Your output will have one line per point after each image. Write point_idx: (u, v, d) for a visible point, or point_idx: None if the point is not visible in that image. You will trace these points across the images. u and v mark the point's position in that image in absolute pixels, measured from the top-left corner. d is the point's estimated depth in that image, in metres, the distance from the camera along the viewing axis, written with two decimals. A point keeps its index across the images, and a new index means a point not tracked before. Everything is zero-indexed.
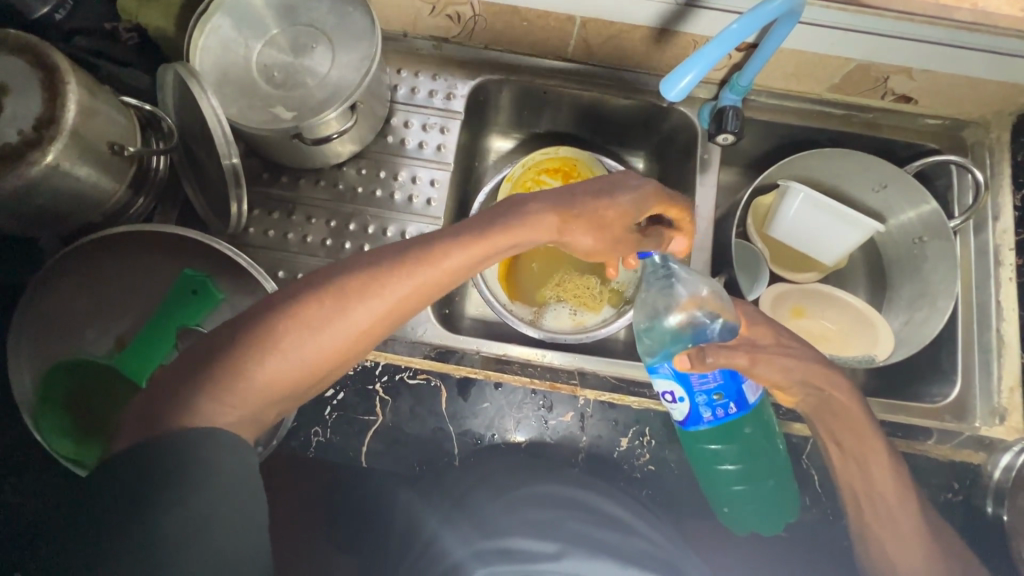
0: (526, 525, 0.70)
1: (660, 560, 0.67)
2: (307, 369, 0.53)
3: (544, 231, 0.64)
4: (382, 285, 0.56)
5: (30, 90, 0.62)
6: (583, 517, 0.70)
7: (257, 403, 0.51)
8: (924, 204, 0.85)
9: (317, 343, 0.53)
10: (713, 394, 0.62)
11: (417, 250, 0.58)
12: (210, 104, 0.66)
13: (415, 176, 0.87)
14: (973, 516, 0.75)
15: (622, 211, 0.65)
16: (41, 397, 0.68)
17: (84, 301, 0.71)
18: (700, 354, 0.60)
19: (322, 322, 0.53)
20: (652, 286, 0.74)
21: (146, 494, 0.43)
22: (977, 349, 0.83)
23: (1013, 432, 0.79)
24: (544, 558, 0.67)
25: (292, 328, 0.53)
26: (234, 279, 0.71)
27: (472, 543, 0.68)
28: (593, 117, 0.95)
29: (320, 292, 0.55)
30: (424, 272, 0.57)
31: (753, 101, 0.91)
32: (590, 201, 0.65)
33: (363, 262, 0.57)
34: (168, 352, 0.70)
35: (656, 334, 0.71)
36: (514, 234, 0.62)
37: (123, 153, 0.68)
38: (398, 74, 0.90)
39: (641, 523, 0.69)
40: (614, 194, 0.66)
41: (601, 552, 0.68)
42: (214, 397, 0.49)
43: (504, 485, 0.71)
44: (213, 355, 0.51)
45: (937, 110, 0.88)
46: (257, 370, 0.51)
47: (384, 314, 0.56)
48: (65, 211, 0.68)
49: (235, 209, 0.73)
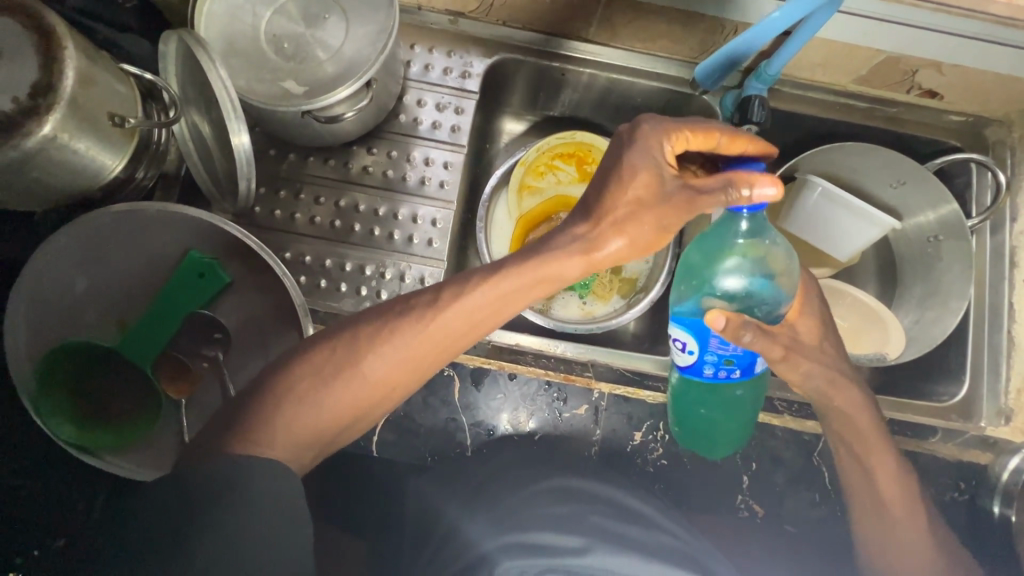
0: (548, 521, 0.65)
1: (689, 557, 0.64)
2: (329, 416, 0.56)
3: (569, 256, 0.58)
4: (391, 333, 0.58)
5: (23, 55, 0.58)
6: (605, 511, 0.67)
7: (292, 448, 0.55)
8: (945, 204, 0.84)
9: (334, 391, 0.56)
10: (725, 358, 0.58)
11: (421, 296, 0.60)
12: (218, 75, 0.63)
13: (428, 158, 0.84)
14: (977, 514, 0.77)
15: (641, 185, 0.56)
16: (41, 378, 0.64)
17: (82, 283, 0.66)
18: (738, 333, 0.55)
19: (338, 369, 0.57)
20: (724, 234, 0.62)
21: (211, 491, 0.47)
22: (986, 350, 0.84)
23: (1018, 433, 0.79)
24: (571, 553, 0.62)
25: (312, 376, 0.57)
26: (239, 261, 0.67)
27: (495, 536, 0.64)
28: (612, 103, 0.92)
29: (334, 342, 0.58)
30: (426, 321, 0.58)
31: (778, 90, 0.89)
32: (602, 208, 0.58)
33: (370, 312, 0.60)
34: (173, 337, 0.68)
35: (701, 282, 0.65)
36: (535, 261, 0.59)
37: (125, 126, 0.64)
38: (411, 50, 0.86)
39: (661, 517, 0.68)
40: (617, 174, 0.57)
41: (626, 548, 0.63)
42: (253, 441, 0.53)
43: (517, 480, 0.69)
44: (248, 402, 0.56)
45: (961, 106, 0.87)
46: (283, 419, 0.55)
47: (399, 361, 0.58)
48: (59, 185, 0.64)
49: (245, 187, 0.70)
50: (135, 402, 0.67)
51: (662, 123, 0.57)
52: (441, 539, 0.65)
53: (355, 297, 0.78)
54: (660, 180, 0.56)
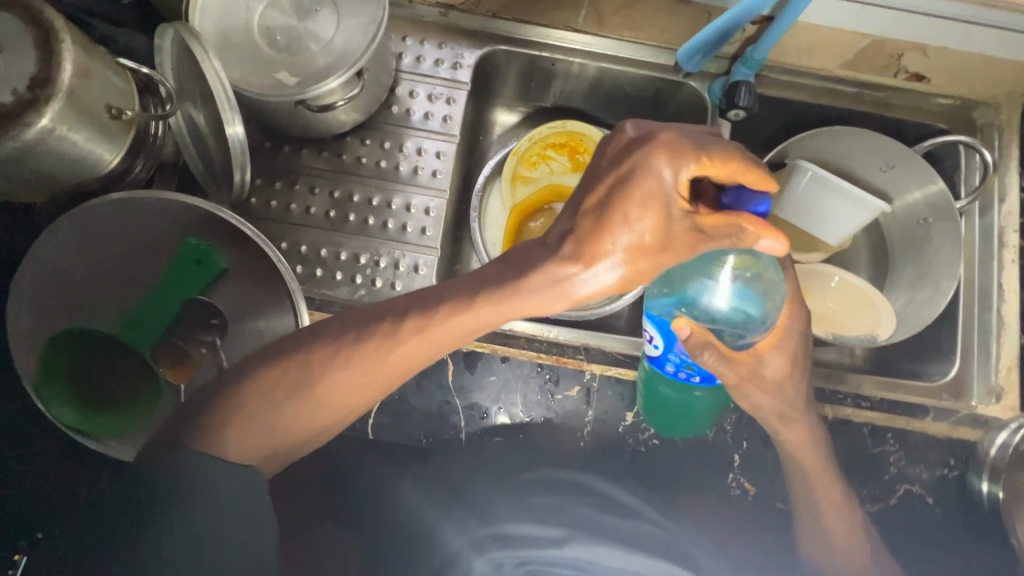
0: (526, 513, 0.68)
1: (670, 547, 0.67)
2: (289, 430, 0.59)
3: (546, 292, 0.54)
4: (348, 356, 0.58)
5: (22, 49, 0.59)
6: (587, 502, 0.69)
7: (252, 457, 0.59)
8: (931, 184, 0.85)
9: (289, 409, 0.58)
10: (686, 362, 0.60)
11: (381, 310, 0.59)
12: (211, 66, 0.64)
13: (421, 148, 0.85)
14: (967, 490, 0.77)
15: (645, 226, 0.52)
16: (45, 366, 0.67)
17: (84, 271, 0.68)
18: (698, 347, 0.56)
19: (290, 391, 0.58)
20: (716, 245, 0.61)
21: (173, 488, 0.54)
22: (976, 330, 0.84)
23: (1008, 411, 0.80)
24: (548, 544, 0.65)
25: (268, 392, 0.58)
26: (236, 248, 0.68)
27: (469, 532, 0.67)
28: (603, 93, 0.93)
29: (287, 359, 0.59)
30: (382, 347, 0.57)
31: (766, 77, 0.89)
32: (602, 242, 0.52)
33: (327, 326, 0.60)
34: (172, 324, 0.69)
35: (679, 285, 0.63)
36: (510, 295, 0.55)
37: (122, 118, 0.65)
38: (403, 42, 0.87)
39: (645, 507, 0.70)
40: (625, 205, 0.52)
41: (606, 539, 0.66)
42: (213, 444, 0.57)
43: (504, 472, 0.72)
44: (213, 405, 0.59)
45: (949, 88, 0.88)
46: (232, 430, 0.58)
47: (358, 384, 0.58)
48: (58, 176, 0.65)
49: (239, 178, 0.71)
50: (135, 386, 0.69)
51: (679, 150, 0.52)
52: (424, 538, 0.68)
53: (351, 285, 0.80)
54: (667, 218, 0.52)
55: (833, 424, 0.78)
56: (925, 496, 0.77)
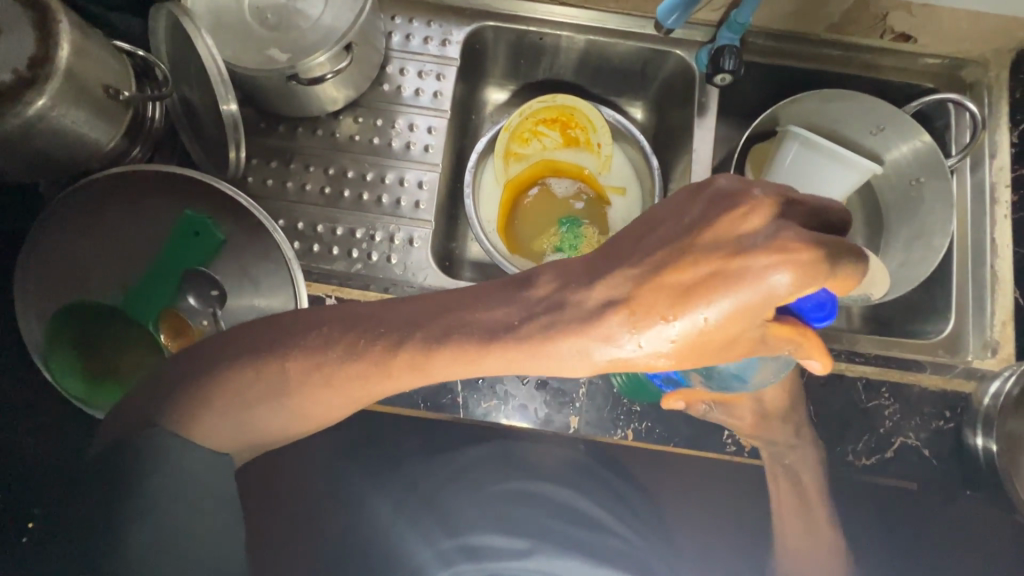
0: (494, 522, 0.73)
1: (630, 555, 0.72)
2: (262, 433, 0.58)
3: (567, 361, 0.49)
4: (328, 381, 0.53)
5: (20, 30, 0.61)
6: (555, 514, 0.74)
7: (233, 443, 0.57)
8: (917, 141, 0.86)
9: (265, 414, 0.56)
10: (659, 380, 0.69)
11: (363, 321, 0.53)
12: (204, 43, 0.66)
13: (412, 123, 0.87)
14: (962, 443, 0.78)
15: (713, 319, 0.44)
16: (51, 334, 0.70)
17: (88, 246, 0.71)
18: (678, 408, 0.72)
19: (264, 398, 0.55)
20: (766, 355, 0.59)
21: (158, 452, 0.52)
22: (972, 286, 0.84)
23: (1002, 363, 0.81)
24: (513, 555, 0.70)
25: (235, 394, 0.55)
26: (233, 221, 0.70)
27: (436, 544, 0.71)
28: (591, 66, 0.94)
29: (258, 361, 0.54)
30: (366, 381, 0.53)
31: (752, 43, 0.90)
32: (654, 323, 0.45)
33: (300, 327, 0.55)
34: (174, 296, 0.71)
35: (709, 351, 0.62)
36: (521, 359, 0.49)
37: (119, 97, 0.67)
38: (393, 21, 0.89)
39: (608, 518, 0.74)
40: (706, 299, 0.43)
41: (573, 550, 0.71)
42: (192, 419, 0.55)
43: (474, 484, 0.75)
44: (180, 389, 0.56)
45: (936, 47, 0.88)
46: (206, 420, 0.55)
47: (337, 405, 0.56)
48: (59, 156, 0.68)
49: (234, 156, 0.73)
50: (139, 356, 0.71)
51: (814, 272, 0.41)
52: (397, 548, 0.72)
53: (347, 259, 0.81)
54: (746, 322, 0.44)
55: (828, 380, 0.79)
56: (922, 450, 0.78)
